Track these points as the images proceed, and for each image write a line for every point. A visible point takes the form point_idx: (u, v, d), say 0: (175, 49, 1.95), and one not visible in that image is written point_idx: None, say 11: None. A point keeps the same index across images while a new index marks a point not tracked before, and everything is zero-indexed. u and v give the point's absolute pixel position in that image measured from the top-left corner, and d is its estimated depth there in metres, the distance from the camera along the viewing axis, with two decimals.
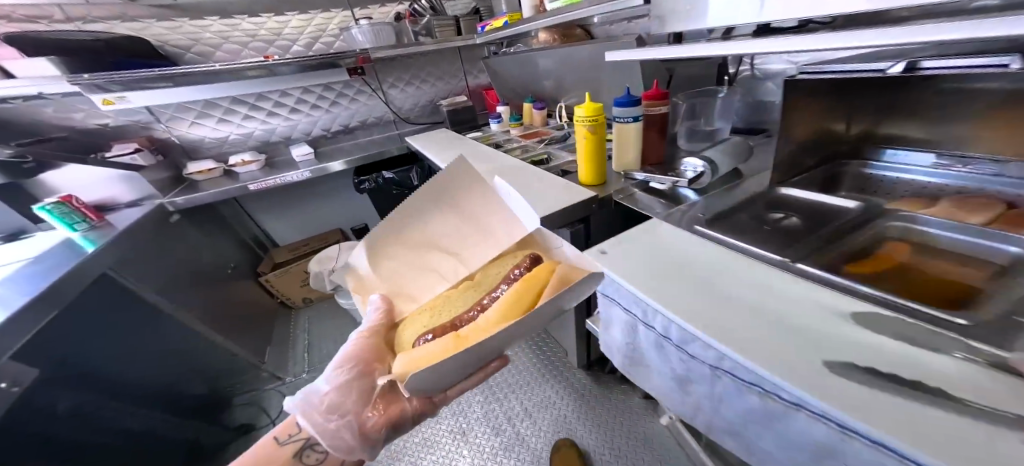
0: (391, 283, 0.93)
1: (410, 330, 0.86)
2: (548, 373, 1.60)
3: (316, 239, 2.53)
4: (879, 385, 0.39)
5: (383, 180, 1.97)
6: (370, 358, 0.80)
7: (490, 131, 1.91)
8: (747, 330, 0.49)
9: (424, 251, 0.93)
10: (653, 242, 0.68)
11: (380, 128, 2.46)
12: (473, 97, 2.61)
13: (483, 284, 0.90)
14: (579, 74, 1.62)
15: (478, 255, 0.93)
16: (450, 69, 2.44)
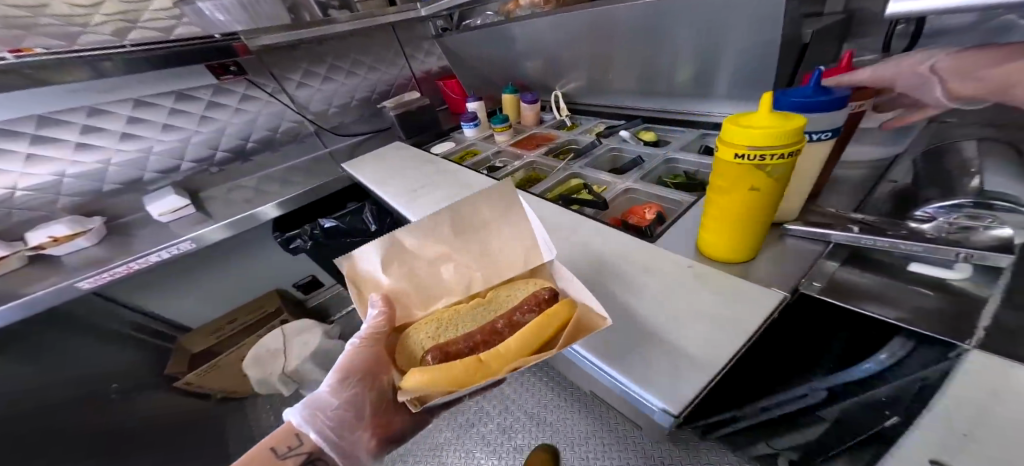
0: (394, 280, 0.55)
1: (415, 340, 0.55)
2: (607, 434, 1.05)
3: (244, 310, 1.69)
4: None
5: (320, 231, 1.41)
6: (377, 362, 0.51)
7: (465, 140, 1.44)
8: None
9: (438, 246, 0.56)
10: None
11: (296, 146, 1.75)
12: (425, 86, 2.01)
13: (504, 300, 0.58)
14: (581, 51, 1.18)
15: (510, 257, 0.58)
16: (382, 55, 1.82)
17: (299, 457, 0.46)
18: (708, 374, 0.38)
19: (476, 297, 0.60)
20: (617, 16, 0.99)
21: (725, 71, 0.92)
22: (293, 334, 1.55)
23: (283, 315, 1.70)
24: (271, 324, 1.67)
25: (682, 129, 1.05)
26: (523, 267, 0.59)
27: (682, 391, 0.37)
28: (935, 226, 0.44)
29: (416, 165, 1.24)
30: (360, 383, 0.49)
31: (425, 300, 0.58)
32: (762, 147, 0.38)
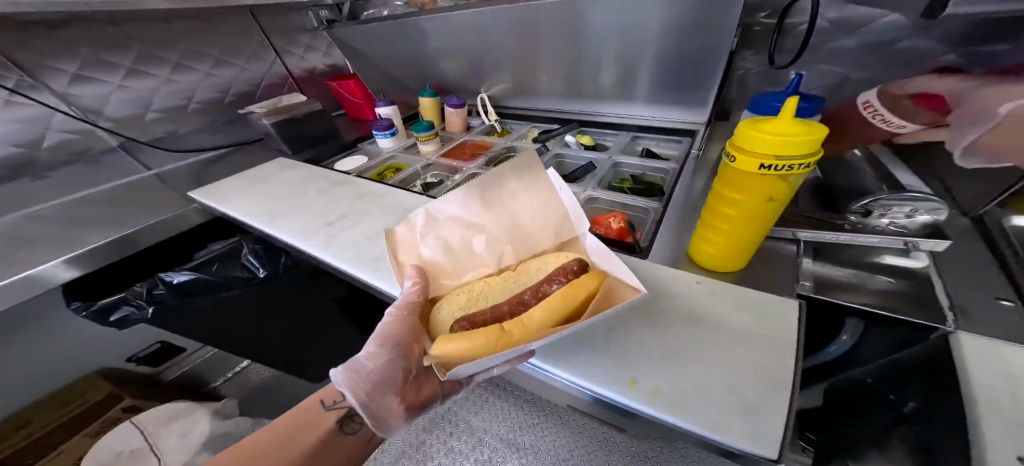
0: (428, 253, 0.54)
1: (448, 313, 0.51)
2: (589, 442, 1.04)
3: (45, 408, 0.99)
4: None
5: (165, 288, 0.88)
6: (415, 326, 0.47)
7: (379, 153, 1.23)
8: None
9: (468, 219, 0.54)
10: None
11: (85, 168, 1.11)
12: (309, 87, 1.59)
13: (534, 272, 0.53)
14: (511, 52, 1.09)
15: (540, 229, 0.55)
16: (234, 44, 1.34)
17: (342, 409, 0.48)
18: (786, 404, 0.33)
19: (506, 271, 0.55)
20: (555, 16, 0.92)
21: (645, 75, 0.96)
22: (155, 426, 0.93)
23: (128, 398, 1.06)
24: (107, 416, 1.01)
25: (613, 131, 1.10)
26: (551, 240, 0.55)
27: (767, 430, 0.31)
28: (877, 222, 0.52)
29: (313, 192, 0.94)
30: (396, 349, 0.44)
31: (458, 274, 0.55)
32: (793, 156, 0.36)
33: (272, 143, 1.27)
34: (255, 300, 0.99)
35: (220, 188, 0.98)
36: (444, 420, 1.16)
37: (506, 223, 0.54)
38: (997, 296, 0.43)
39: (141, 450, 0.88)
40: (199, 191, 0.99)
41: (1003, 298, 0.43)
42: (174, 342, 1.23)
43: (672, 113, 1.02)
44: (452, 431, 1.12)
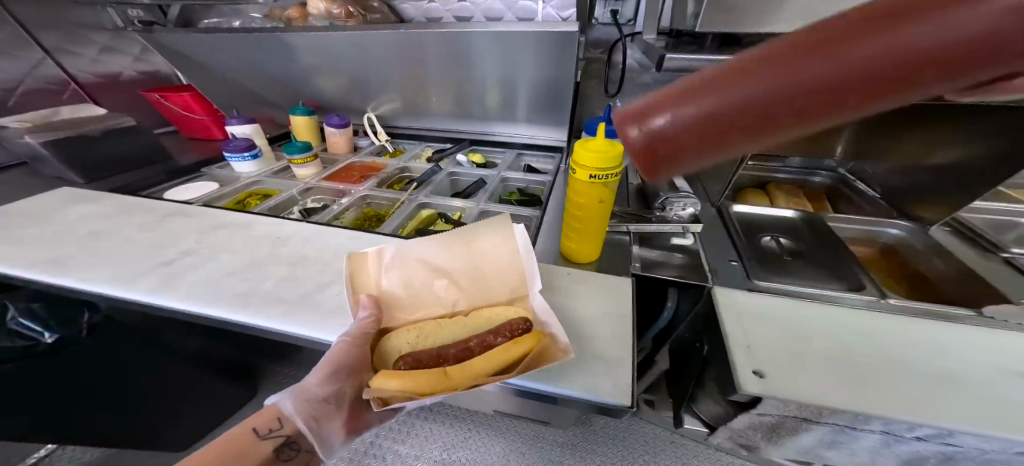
0: (389, 284, 0.54)
1: (392, 350, 0.50)
2: (522, 442, 1.08)
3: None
4: (863, 317, 0.51)
5: None
6: (365, 356, 0.48)
7: (244, 179, 1.09)
8: (818, 350, 0.46)
9: (432, 259, 0.54)
10: (759, 322, 0.51)
11: None
12: (106, 96, 1.25)
13: (486, 320, 0.53)
14: (391, 75, 1.10)
15: (501, 278, 0.54)
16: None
17: (281, 438, 0.42)
18: (631, 363, 0.48)
19: (459, 316, 0.55)
20: (432, 48, 0.98)
21: (524, 100, 1.10)
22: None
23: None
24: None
25: (501, 149, 1.23)
26: (508, 292, 0.55)
27: (624, 382, 0.45)
28: (668, 211, 0.72)
29: (144, 232, 0.77)
30: (346, 378, 0.45)
31: (412, 310, 0.54)
32: (609, 169, 0.51)
33: (46, 168, 0.97)
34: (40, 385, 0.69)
35: None
36: (370, 455, 1.09)
37: (469, 266, 0.54)
38: (728, 260, 0.64)
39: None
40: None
41: (732, 260, 0.64)
42: None
43: (549, 133, 1.20)
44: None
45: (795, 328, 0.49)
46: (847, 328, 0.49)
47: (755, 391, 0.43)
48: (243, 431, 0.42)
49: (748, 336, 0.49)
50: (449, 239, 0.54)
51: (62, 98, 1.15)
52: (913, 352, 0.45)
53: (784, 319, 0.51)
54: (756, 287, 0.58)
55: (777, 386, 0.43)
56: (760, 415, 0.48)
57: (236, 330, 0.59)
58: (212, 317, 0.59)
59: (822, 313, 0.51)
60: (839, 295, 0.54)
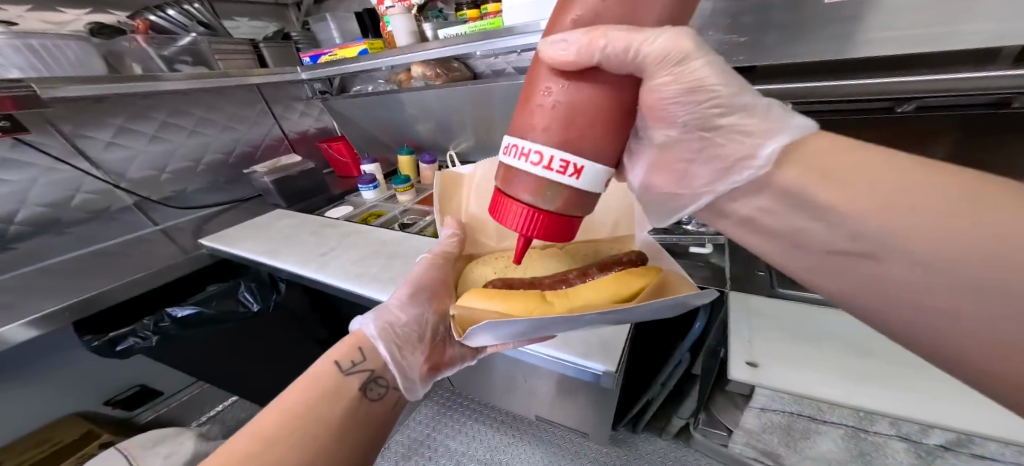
0: (478, 209, 0.73)
1: (477, 269, 0.70)
2: (561, 457, 1.09)
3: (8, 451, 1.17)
4: None
5: (167, 321, 1.09)
6: (438, 287, 0.64)
7: (363, 203, 1.47)
8: (832, 351, 0.45)
9: None
10: (773, 320, 0.52)
11: (104, 224, 1.32)
12: (300, 147, 1.85)
13: (581, 254, 0.68)
14: (467, 118, 1.39)
15: (601, 218, 0.69)
16: (232, 116, 1.58)
17: (363, 372, 0.50)
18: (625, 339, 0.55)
19: (550, 247, 0.72)
20: (500, 97, 1.22)
21: None
22: (139, 450, 1.09)
23: (104, 435, 1.24)
24: (85, 450, 1.18)
25: None
26: (608, 231, 0.70)
27: (613, 356, 0.52)
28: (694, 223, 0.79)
29: (305, 235, 1.14)
30: (418, 315, 0.59)
31: (498, 237, 0.74)
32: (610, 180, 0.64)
33: (270, 198, 1.50)
34: (247, 326, 1.22)
35: (224, 233, 1.24)
36: (424, 446, 1.23)
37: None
38: (755, 269, 0.66)
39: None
40: (208, 238, 1.24)
41: (761, 270, 0.66)
42: (177, 360, 1.22)
43: None
44: (431, 456, 1.19)
45: (814, 330, 0.49)
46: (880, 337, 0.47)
47: (739, 377, 0.45)
48: (319, 365, 0.50)
49: (751, 332, 0.50)
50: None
51: (280, 150, 1.78)
52: None
53: (805, 321, 0.51)
54: (778, 293, 0.59)
55: (773, 376, 0.44)
56: (766, 414, 0.48)
57: (351, 295, 0.86)
58: (332, 286, 0.90)
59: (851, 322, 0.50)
60: None
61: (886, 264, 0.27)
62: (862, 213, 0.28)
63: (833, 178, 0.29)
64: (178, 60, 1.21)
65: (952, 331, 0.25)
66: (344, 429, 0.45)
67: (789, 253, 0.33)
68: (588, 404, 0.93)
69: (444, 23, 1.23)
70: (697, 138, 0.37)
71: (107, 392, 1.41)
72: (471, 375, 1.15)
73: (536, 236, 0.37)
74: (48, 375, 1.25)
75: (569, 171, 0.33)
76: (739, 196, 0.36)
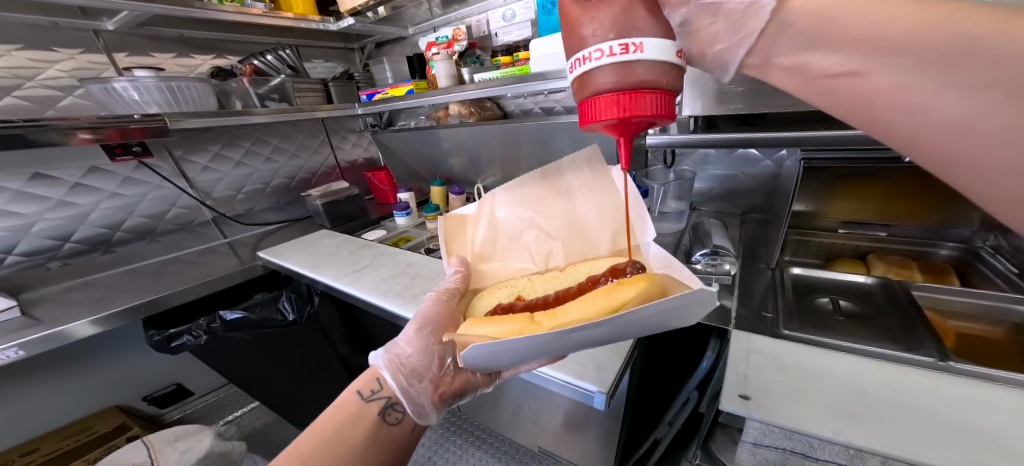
0: (480, 248, 0.80)
1: (482, 301, 0.76)
2: None
3: (52, 437, 1.31)
4: (893, 372, 0.50)
5: (218, 323, 1.23)
6: (445, 320, 0.67)
7: (397, 227, 1.61)
8: (832, 389, 0.48)
9: (526, 218, 0.76)
10: (778, 365, 0.53)
11: (184, 234, 1.54)
12: (348, 175, 2.07)
13: (583, 271, 0.74)
14: (494, 153, 1.52)
15: (598, 237, 0.74)
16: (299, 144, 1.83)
17: (381, 399, 0.54)
18: (621, 365, 0.57)
19: (550, 271, 0.78)
20: (527, 133, 1.34)
21: None
22: (160, 444, 1.18)
23: (132, 429, 1.35)
24: (112, 442, 1.30)
25: None
26: (607, 248, 0.75)
27: (605, 378, 0.54)
28: (702, 263, 0.75)
29: (339, 254, 1.26)
30: (432, 341, 0.62)
31: (505, 262, 0.80)
32: (602, 204, 0.71)
33: (318, 219, 1.67)
34: (282, 336, 1.34)
35: (270, 250, 1.38)
36: None
37: (571, 228, 0.74)
38: (761, 310, 0.66)
39: (145, 461, 1.12)
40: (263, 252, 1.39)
41: (766, 311, 0.66)
42: (216, 361, 1.34)
43: None
44: None
45: (824, 370, 0.51)
46: (885, 380, 0.49)
47: (731, 408, 0.47)
48: (343, 400, 0.55)
49: (749, 366, 0.53)
50: (549, 210, 0.74)
51: (331, 177, 1.99)
52: (952, 418, 0.43)
53: (811, 360, 0.53)
54: (784, 330, 0.60)
55: (761, 408, 0.47)
56: (761, 449, 0.51)
57: (377, 311, 0.93)
58: (361, 298, 0.97)
59: (855, 363, 0.52)
60: (875, 350, 0.55)
61: (879, 76, 0.33)
62: (864, 39, 0.33)
63: (836, 18, 0.34)
64: (268, 97, 1.45)
65: (928, 123, 0.32)
66: (368, 453, 0.50)
67: (791, 87, 0.39)
68: (592, 443, 0.92)
69: (479, 68, 1.38)
70: (706, 8, 0.39)
71: (153, 385, 1.56)
72: (478, 402, 1.17)
73: (628, 114, 0.40)
74: (122, 360, 1.45)
75: (630, 50, 0.38)
76: (757, 49, 0.40)
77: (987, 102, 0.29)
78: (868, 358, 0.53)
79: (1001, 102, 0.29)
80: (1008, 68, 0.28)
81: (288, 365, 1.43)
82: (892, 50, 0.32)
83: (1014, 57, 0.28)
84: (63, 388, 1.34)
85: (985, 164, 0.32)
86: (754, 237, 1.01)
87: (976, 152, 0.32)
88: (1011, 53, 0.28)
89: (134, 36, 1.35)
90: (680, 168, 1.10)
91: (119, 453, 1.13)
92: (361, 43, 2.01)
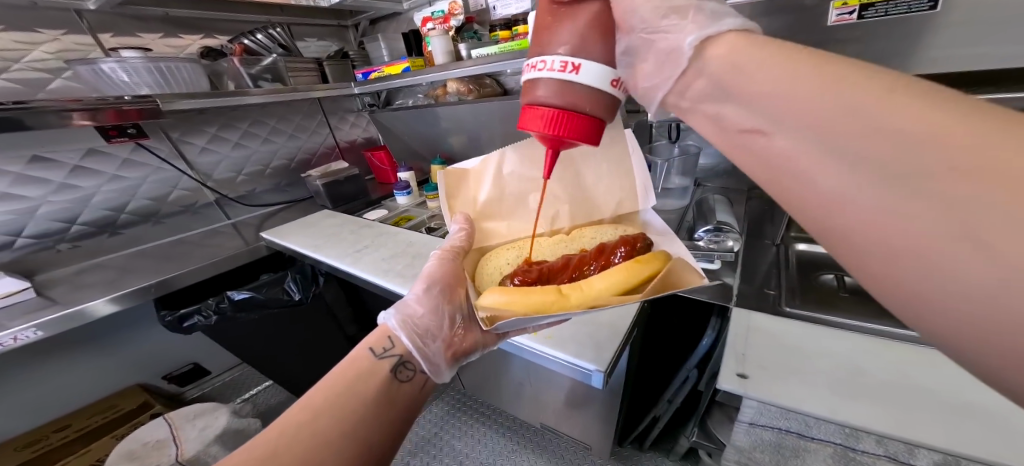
0: (485, 205, 0.76)
1: (490, 261, 0.75)
2: None
3: (83, 413, 1.38)
4: (896, 349, 0.49)
5: (227, 303, 1.25)
6: (453, 280, 0.67)
7: (398, 207, 1.60)
8: (832, 368, 0.47)
9: (534, 177, 0.71)
10: (777, 342, 0.52)
11: (189, 217, 1.55)
12: (348, 155, 2.04)
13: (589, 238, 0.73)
14: (494, 132, 1.48)
15: (605, 198, 0.73)
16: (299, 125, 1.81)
17: (394, 355, 0.53)
18: (619, 342, 0.56)
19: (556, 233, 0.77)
20: None
21: None
22: (181, 421, 1.23)
23: (155, 406, 1.43)
24: (137, 419, 1.39)
25: None
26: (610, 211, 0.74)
27: (603, 357, 0.54)
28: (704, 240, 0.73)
29: (341, 234, 1.25)
30: (440, 302, 0.62)
31: (509, 223, 0.78)
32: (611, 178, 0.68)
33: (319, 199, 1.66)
34: (289, 316, 1.37)
35: (274, 230, 1.38)
36: (431, 443, 1.31)
37: (578, 190, 0.72)
38: (764, 288, 0.64)
39: (168, 438, 1.17)
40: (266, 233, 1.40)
41: (769, 288, 0.64)
42: (227, 340, 1.37)
43: None
44: (435, 453, 1.27)
45: (822, 349, 0.50)
46: (886, 357, 0.48)
47: (727, 386, 0.47)
48: (353, 356, 0.53)
49: (747, 345, 0.52)
50: (558, 170, 0.69)
51: (331, 158, 1.98)
52: (956, 396, 0.42)
53: (810, 338, 0.52)
54: (784, 309, 0.59)
55: (757, 386, 0.46)
56: (757, 426, 0.50)
57: (378, 288, 0.93)
58: (362, 277, 0.98)
59: (856, 342, 0.51)
60: (878, 327, 0.54)
61: (774, 139, 0.25)
62: (765, 96, 0.25)
63: (744, 69, 0.27)
64: (262, 77, 1.42)
65: (812, 203, 0.24)
66: (380, 408, 0.48)
67: (711, 137, 0.31)
68: (592, 418, 0.94)
69: (477, 42, 1.33)
70: (646, 42, 0.34)
71: (171, 365, 1.62)
72: (481, 379, 1.19)
73: (551, 133, 0.39)
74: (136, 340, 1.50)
75: (569, 69, 0.38)
76: (674, 92, 0.34)
77: (868, 186, 0.21)
78: (870, 335, 0.52)
79: (886, 186, 0.20)
80: (894, 146, 0.20)
81: (297, 344, 1.47)
82: (786, 111, 0.24)
83: (901, 133, 0.19)
84: (85, 366, 1.39)
85: (872, 267, 0.22)
86: (761, 213, 0.98)
87: (859, 250, 0.22)
88: (899, 127, 0.19)
89: (119, 16, 1.31)
90: (685, 144, 1.06)
91: (143, 429, 1.19)
92: (355, 20, 1.94)
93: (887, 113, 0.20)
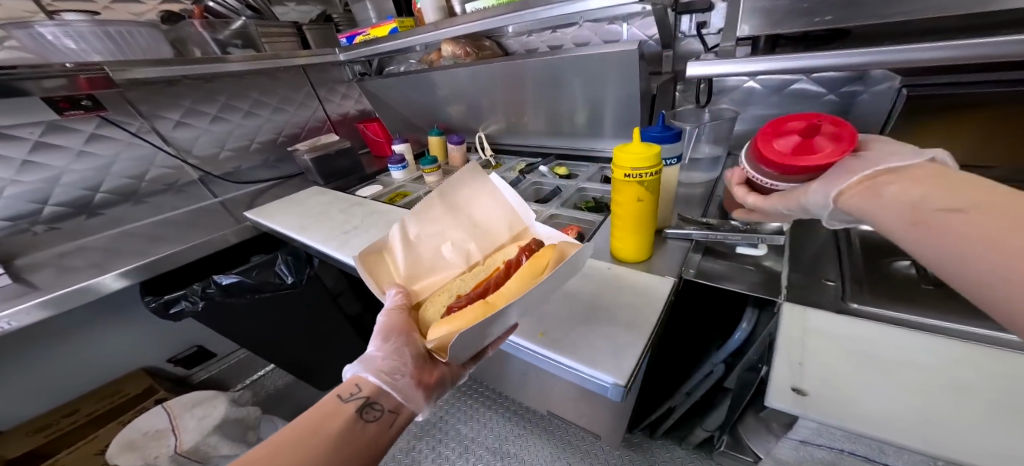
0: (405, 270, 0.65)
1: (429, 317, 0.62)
2: (570, 454, 1.14)
3: (92, 397, 1.34)
4: (1000, 359, 0.39)
5: (215, 288, 1.18)
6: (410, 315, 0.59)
7: (393, 182, 1.49)
8: (916, 386, 0.38)
9: (430, 228, 0.66)
10: (840, 346, 0.43)
11: (172, 197, 1.45)
12: (341, 129, 1.91)
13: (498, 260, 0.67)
14: (495, 100, 1.34)
15: (496, 222, 0.70)
16: (286, 97, 1.68)
17: (361, 398, 0.47)
18: (642, 344, 0.47)
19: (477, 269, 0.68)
20: (532, 76, 1.15)
21: (610, 113, 1.14)
22: (180, 410, 1.20)
23: (159, 391, 1.38)
24: (141, 405, 1.33)
25: (587, 163, 1.30)
26: (508, 234, 0.70)
27: (625, 366, 0.44)
28: (743, 220, 0.63)
29: (325, 215, 1.15)
30: (404, 335, 0.55)
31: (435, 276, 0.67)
32: (641, 168, 0.51)
33: (309, 176, 1.55)
34: (283, 301, 1.31)
35: (258, 210, 1.28)
36: (437, 426, 1.28)
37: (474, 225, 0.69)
38: (821, 279, 0.54)
39: (167, 428, 1.15)
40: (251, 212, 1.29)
41: (828, 279, 0.54)
42: (220, 327, 1.32)
43: None
44: (442, 437, 1.24)
45: (899, 358, 0.41)
46: (986, 371, 0.38)
47: (781, 405, 0.38)
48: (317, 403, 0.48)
49: (806, 351, 0.42)
50: (442, 210, 0.67)
51: (323, 132, 1.85)
52: None
53: (882, 343, 0.43)
54: (844, 304, 0.49)
55: (819, 406, 0.37)
56: (812, 444, 0.43)
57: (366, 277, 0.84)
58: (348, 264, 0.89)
59: (943, 349, 0.41)
60: (968, 329, 0.44)
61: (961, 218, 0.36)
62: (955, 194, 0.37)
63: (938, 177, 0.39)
64: (231, 44, 1.27)
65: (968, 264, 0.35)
66: (343, 449, 0.43)
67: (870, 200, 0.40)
68: (608, 411, 0.88)
69: None
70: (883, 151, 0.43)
71: (176, 348, 1.56)
72: (488, 366, 1.13)
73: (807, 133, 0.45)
74: None
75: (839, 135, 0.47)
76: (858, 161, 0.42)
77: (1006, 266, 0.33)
78: (960, 340, 0.42)
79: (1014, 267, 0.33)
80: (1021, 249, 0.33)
81: (296, 328, 1.41)
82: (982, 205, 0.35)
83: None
84: (86, 352, 1.34)
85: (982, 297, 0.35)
86: None
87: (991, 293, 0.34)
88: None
89: None
90: (715, 108, 0.93)
91: (141, 418, 1.16)
92: None
93: (928, 178, 0.39)
